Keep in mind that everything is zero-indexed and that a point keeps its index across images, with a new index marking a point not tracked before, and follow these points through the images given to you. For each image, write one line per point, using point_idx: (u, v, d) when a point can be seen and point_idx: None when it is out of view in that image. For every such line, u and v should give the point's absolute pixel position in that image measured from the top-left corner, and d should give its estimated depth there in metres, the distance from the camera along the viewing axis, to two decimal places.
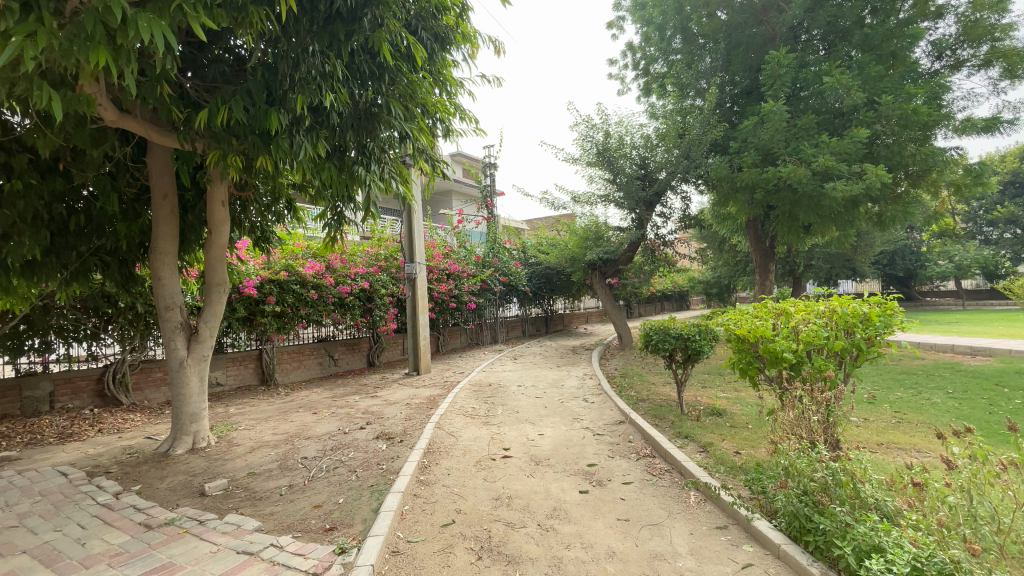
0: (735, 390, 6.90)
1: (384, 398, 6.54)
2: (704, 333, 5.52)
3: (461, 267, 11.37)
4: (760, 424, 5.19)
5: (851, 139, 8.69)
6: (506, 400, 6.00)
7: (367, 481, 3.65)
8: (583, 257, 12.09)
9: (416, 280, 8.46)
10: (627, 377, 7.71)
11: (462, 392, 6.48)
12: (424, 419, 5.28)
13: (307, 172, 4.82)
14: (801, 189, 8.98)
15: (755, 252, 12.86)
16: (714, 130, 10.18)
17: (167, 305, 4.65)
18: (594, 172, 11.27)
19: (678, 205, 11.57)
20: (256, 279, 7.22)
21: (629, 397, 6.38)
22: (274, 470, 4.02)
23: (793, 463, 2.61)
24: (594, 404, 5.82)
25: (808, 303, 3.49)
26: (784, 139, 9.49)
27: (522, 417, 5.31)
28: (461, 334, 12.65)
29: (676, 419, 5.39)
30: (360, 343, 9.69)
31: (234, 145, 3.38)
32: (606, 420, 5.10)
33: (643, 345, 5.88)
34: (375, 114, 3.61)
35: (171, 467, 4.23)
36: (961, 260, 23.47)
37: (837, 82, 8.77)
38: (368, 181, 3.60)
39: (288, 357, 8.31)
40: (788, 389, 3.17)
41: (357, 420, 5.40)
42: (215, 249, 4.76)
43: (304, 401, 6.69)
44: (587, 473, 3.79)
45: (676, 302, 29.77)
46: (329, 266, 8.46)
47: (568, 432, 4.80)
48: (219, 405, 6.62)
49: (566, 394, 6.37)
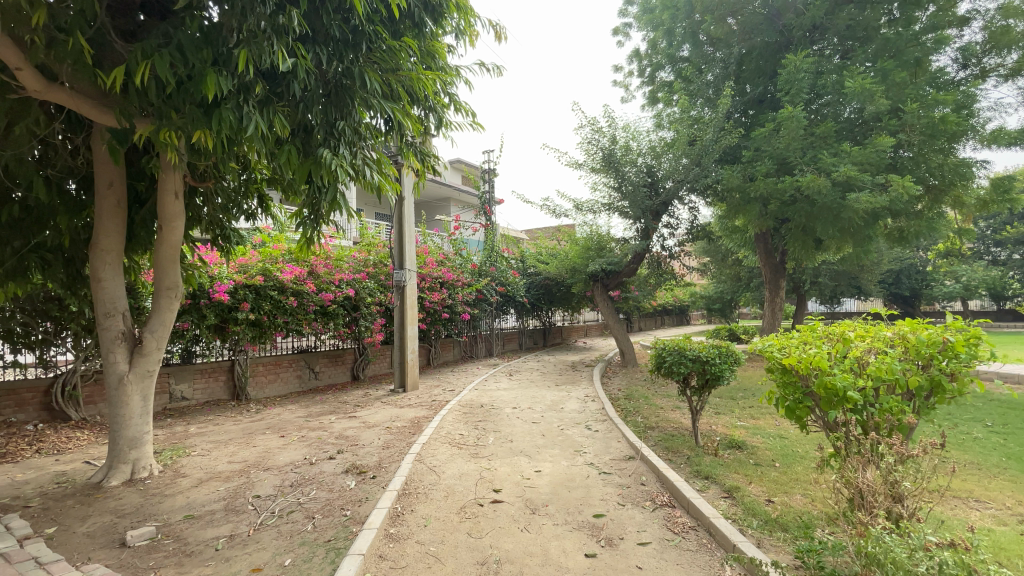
0: (752, 418, 6.24)
1: (363, 419, 5.86)
2: (723, 356, 4.87)
3: (456, 275, 10.71)
4: (789, 464, 4.52)
5: (875, 148, 8.14)
6: (499, 426, 5.33)
7: (326, 534, 2.97)
8: (585, 267, 11.46)
9: (406, 288, 7.81)
10: (631, 400, 7.06)
11: (450, 415, 5.82)
12: (403, 449, 4.62)
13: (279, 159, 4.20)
14: (820, 200, 8.41)
15: (765, 267, 12.26)
16: (726, 137, 9.61)
17: (107, 312, 3.99)
18: (598, 179, 10.63)
19: (686, 216, 10.98)
20: (228, 283, 6.63)
21: (636, 425, 5.72)
22: (217, 513, 3.35)
23: (885, 548, 1.93)
24: (598, 433, 5.15)
25: (869, 328, 2.87)
26: (800, 147, 8.93)
27: (516, 447, 4.65)
28: (453, 347, 11.99)
29: (692, 454, 4.72)
30: (344, 356, 9.00)
31: (173, 119, 2.78)
32: (612, 454, 4.44)
33: (654, 366, 5.23)
34: (347, 88, 3.02)
35: (98, 504, 3.54)
36: (969, 280, 23.18)
37: (860, 88, 8.22)
38: (338, 165, 2.89)
39: (263, 369, 7.63)
40: (851, 437, 2.53)
41: (328, 448, 4.73)
42: (166, 246, 4.10)
43: (275, 420, 6.01)
44: (593, 527, 3.13)
45: (676, 316, 29.21)
46: (312, 272, 7.83)
47: (569, 469, 4.13)
48: (179, 423, 5.95)
49: (566, 419, 5.70)
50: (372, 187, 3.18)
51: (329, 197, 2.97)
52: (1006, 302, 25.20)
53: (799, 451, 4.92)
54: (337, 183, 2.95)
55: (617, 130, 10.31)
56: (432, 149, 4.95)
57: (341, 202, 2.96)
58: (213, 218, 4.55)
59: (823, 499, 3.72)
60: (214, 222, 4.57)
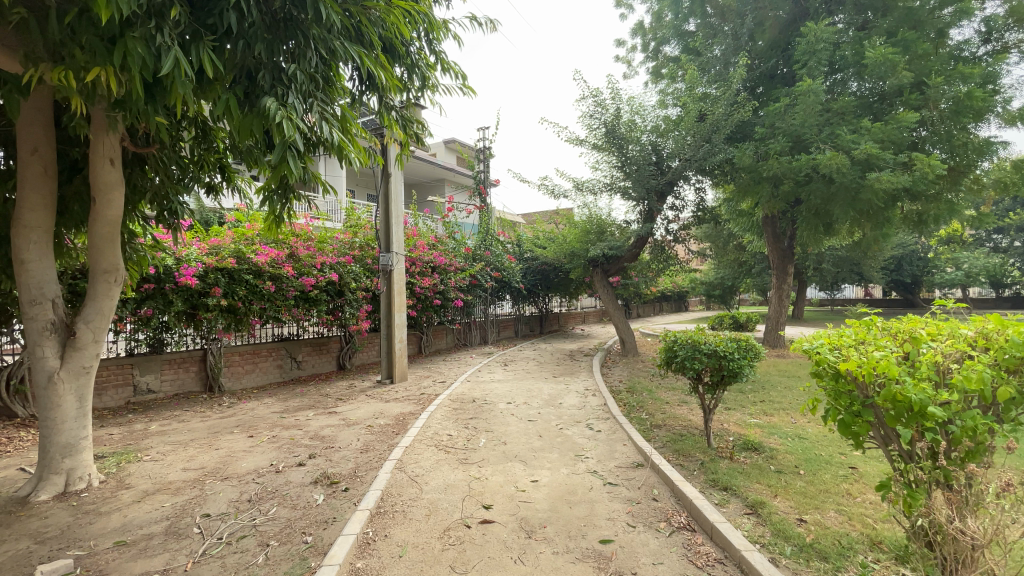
0: (766, 416, 5.76)
1: (343, 416, 5.33)
2: (742, 350, 4.32)
3: (448, 259, 10.13)
4: (815, 472, 4.03)
5: (897, 124, 7.59)
6: (491, 425, 4.82)
7: (278, 569, 2.47)
8: (584, 252, 10.89)
9: (392, 273, 7.24)
10: (635, 394, 6.57)
11: (439, 411, 5.32)
12: (382, 453, 4.12)
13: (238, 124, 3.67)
14: (837, 180, 7.85)
15: (772, 252, 11.69)
16: (738, 112, 8.98)
17: (32, 299, 3.41)
18: (600, 157, 10.03)
19: (692, 198, 10.41)
20: (197, 266, 6.08)
21: (641, 423, 5.23)
22: (155, 538, 2.84)
23: None
24: (601, 433, 4.65)
25: (942, 323, 2.33)
26: (817, 124, 8.35)
27: (510, 451, 4.14)
28: (446, 335, 11.47)
29: (706, 459, 4.23)
30: (329, 344, 8.46)
31: (78, 58, 2.23)
32: (618, 460, 3.94)
33: (663, 361, 4.70)
34: (299, 21, 2.45)
35: (18, 525, 3.02)
36: (970, 267, 22.30)
37: (883, 59, 7.60)
38: (284, 115, 2.24)
39: (239, 359, 7.09)
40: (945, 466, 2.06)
41: (298, 452, 4.22)
42: (102, 225, 3.53)
43: (246, 416, 5.49)
44: (600, 557, 2.63)
45: (675, 303, 28.87)
46: (291, 255, 7.28)
47: (569, 478, 3.64)
48: (140, 421, 5.42)
49: (565, 416, 5.20)
50: (338, 152, 2.58)
51: (274, 160, 2.34)
52: (1007, 289, 24.97)
53: (822, 456, 4.43)
54: (283, 139, 2.33)
55: (621, 104, 9.66)
56: (418, 117, 4.43)
57: (291, 166, 2.33)
58: (165, 195, 3.94)
59: (861, 517, 3.23)
60: (168, 201, 3.97)
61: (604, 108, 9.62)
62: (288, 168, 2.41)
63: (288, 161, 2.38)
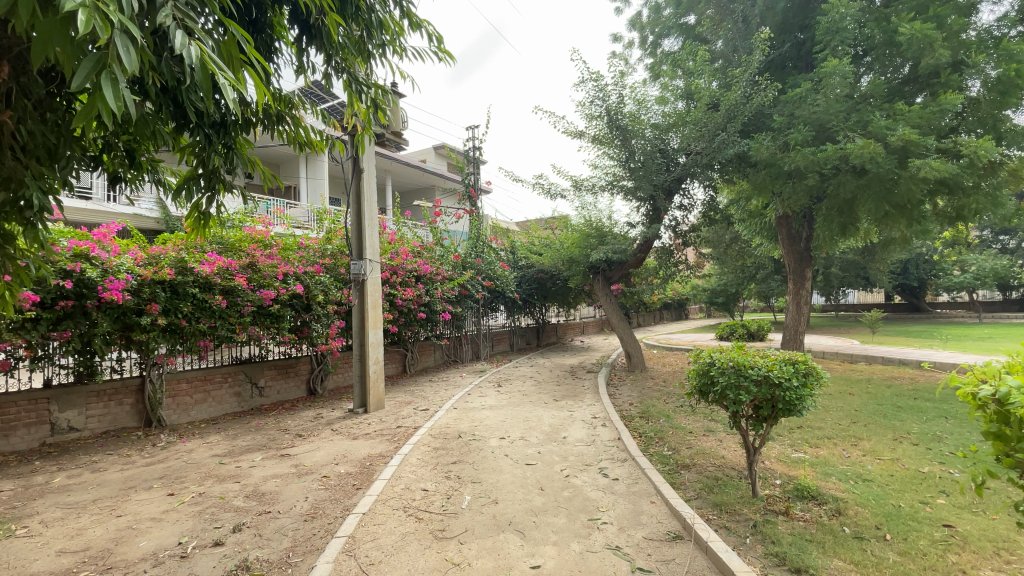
0: (812, 449, 4.78)
1: (297, 461, 4.30)
2: (800, 375, 3.31)
3: (435, 267, 9.15)
4: (907, 539, 3.05)
5: (939, 105, 6.77)
6: (478, 474, 3.82)
7: None
8: (585, 258, 9.94)
9: (365, 284, 6.22)
10: (651, 422, 5.58)
11: (415, 453, 4.31)
12: (332, 521, 3.11)
13: (134, 88, 2.76)
14: (871, 171, 6.91)
15: (787, 254, 10.75)
16: (755, 98, 8.09)
17: None
18: (601, 152, 9.13)
19: (701, 197, 9.51)
20: (127, 279, 5.07)
21: (665, 464, 4.23)
22: None
23: None
24: (619, 482, 3.65)
25: None
26: (843, 110, 7.49)
27: (501, 515, 3.12)
28: (434, 351, 10.45)
29: (760, 519, 3.24)
30: (298, 366, 7.45)
31: None
32: (649, 530, 2.93)
33: (695, 389, 3.71)
34: None
35: None
36: (979, 269, 21.53)
37: (918, 34, 6.77)
38: (85, 1, 1.30)
39: (187, 388, 6.08)
40: None
41: (222, 521, 3.19)
42: None
43: (178, 462, 4.46)
44: None
45: (674, 311, 28.06)
46: (250, 265, 6.32)
47: (584, 559, 2.64)
48: (45, 470, 4.38)
49: (571, 457, 4.20)
50: (210, 91, 1.58)
51: (77, 80, 1.39)
52: (1016, 291, 24.32)
53: (904, 511, 3.46)
54: (92, 49, 1.42)
55: (624, 89, 8.75)
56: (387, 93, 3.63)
57: (107, 91, 1.38)
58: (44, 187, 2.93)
59: None
60: (48, 197, 2.90)
61: (605, 94, 8.67)
62: (105, 98, 1.43)
63: (102, 87, 1.42)
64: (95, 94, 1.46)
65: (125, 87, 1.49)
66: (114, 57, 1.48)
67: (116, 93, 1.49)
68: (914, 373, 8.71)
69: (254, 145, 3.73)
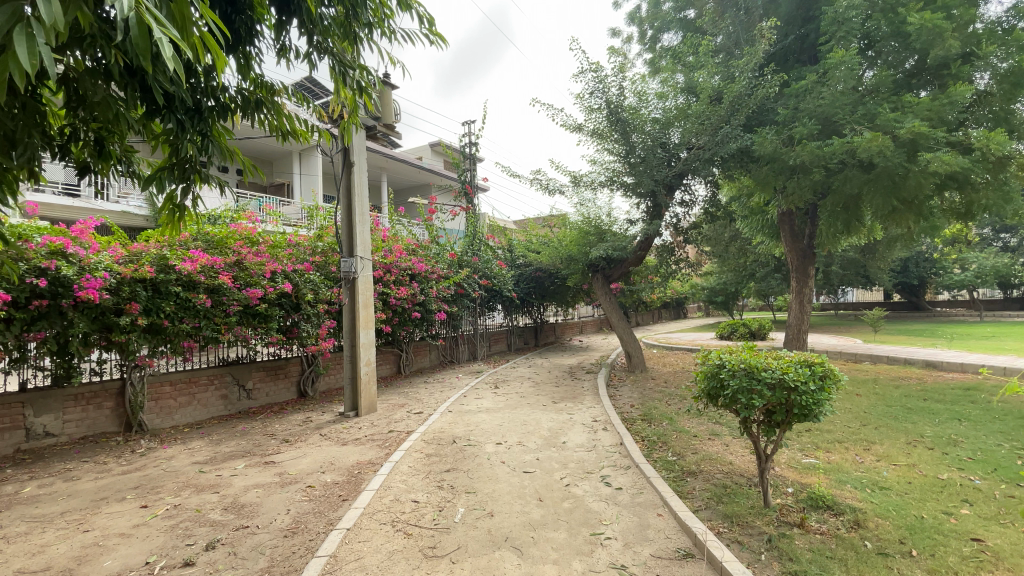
0: (823, 454, 4.57)
1: (281, 469, 4.07)
2: (817, 377, 3.08)
3: (430, 265, 8.91)
4: (934, 555, 2.83)
5: (949, 97, 6.57)
6: (473, 483, 3.58)
7: None
8: (584, 255, 9.72)
9: (356, 282, 5.98)
10: (655, 426, 5.35)
11: (406, 460, 4.07)
12: (312, 538, 2.87)
13: (94, 66, 2.52)
14: (880, 165, 6.70)
15: (789, 252, 10.52)
16: (759, 90, 7.88)
17: None
18: (600, 146, 8.91)
19: (703, 193, 9.30)
20: (105, 276, 4.81)
21: (671, 471, 4.00)
22: None
23: None
24: (624, 493, 3.42)
25: None
26: (850, 103, 7.28)
27: (497, 530, 2.89)
28: (429, 351, 10.21)
29: (775, 533, 3.02)
30: (288, 368, 7.21)
31: None
32: (657, 548, 2.70)
33: (704, 392, 3.49)
34: None
35: None
36: (979, 267, 21.41)
37: (929, 24, 6.57)
38: None
39: (170, 391, 5.84)
40: None
41: (196, 537, 2.95)
42: None
43: (156, 471, 4.22)
44: None
45: (673, 310, 27.86)
46: (236, 263, 6.10)
47: None
48: (15, 479, 4.13)
49: (571, 465, 3.97)
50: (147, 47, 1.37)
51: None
52: (1016, 290, 24.22)
53: (927, 523, 3.25)
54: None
55: (625, 81, 8.52)
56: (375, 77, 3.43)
57: (19, 46, 1.20)
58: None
59: None
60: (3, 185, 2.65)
61: (605, 86, 8.45)
62: (19, 55, 1.25)
63: (17, 41, 1.25)
64: (7, 51, 1.27)
65: (41, 42, 1.31)
66: (26, 7, 1.29)
67: (31, 50, 1.30)
68: (921, 373, 8.52)
69: (233, 134, 3.50)
